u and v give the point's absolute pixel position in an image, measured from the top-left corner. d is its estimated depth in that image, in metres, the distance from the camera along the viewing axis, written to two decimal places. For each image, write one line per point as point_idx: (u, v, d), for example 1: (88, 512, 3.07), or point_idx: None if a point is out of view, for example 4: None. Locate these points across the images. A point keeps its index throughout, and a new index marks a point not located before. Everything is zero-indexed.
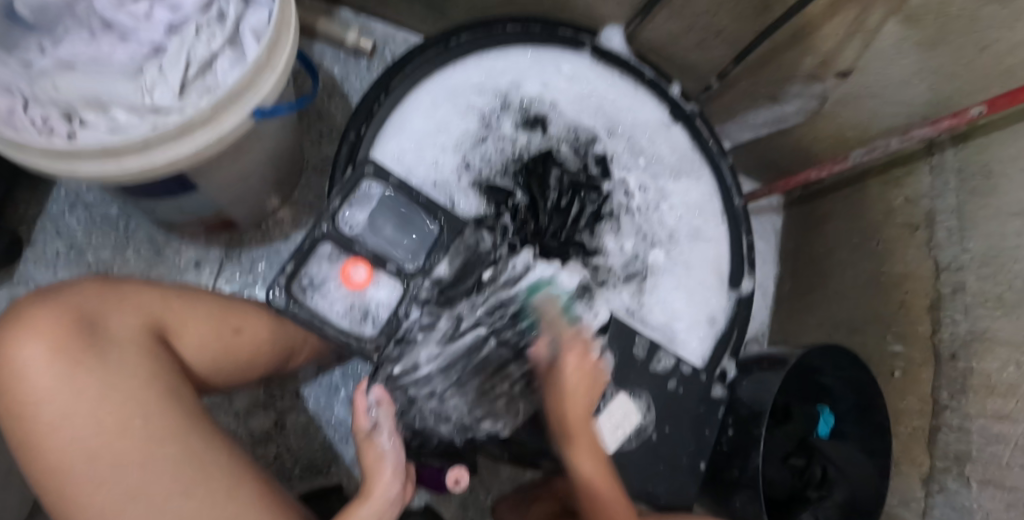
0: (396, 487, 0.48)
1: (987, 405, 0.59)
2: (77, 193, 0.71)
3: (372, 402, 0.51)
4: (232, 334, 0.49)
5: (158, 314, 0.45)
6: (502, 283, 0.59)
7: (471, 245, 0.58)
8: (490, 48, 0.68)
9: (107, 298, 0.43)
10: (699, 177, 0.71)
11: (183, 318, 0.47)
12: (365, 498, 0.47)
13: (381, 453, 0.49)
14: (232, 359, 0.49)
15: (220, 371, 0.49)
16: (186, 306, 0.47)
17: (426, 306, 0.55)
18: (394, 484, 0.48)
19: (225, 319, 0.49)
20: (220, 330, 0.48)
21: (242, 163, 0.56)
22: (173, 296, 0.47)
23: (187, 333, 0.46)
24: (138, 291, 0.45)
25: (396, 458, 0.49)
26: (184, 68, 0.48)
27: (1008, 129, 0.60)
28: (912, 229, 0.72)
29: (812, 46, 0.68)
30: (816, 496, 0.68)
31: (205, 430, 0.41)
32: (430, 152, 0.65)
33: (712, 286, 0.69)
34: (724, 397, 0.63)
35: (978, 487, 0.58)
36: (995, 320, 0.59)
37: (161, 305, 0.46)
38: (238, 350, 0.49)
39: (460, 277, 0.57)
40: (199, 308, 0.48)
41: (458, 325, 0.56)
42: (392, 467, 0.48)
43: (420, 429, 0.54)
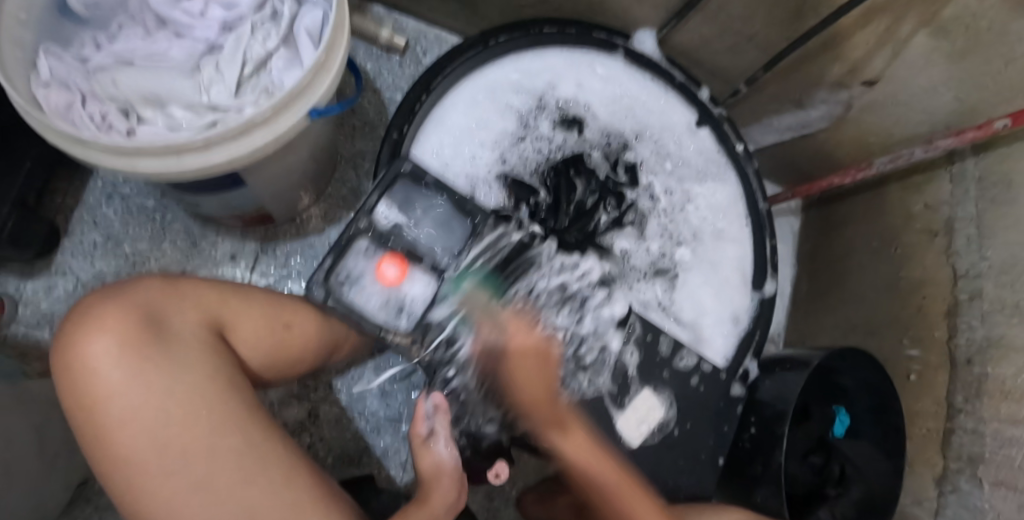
0: (454, 492, 0.51)
1: (1001, 409, 0.61)
2: (114, 185, 0.72)
3: (430, 408, 0.55)
4: (283, 330, 0.51)
5: (217, 310, 0.46)
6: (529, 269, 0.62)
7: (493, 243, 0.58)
8: (527, 49, 0.69)
9: (170, 294, 0.44)
10: (726, 179, 0.73)
11: (239, 314, 0.48)
12: (421, 505, 0.49)
13: (437, 460, 0.53)
14: (282, 354, 0.51)
15: (271, 367, 0.50)
16: (241, 303, 0.49)
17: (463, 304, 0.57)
18: (451, 491, 0.51)
19: (278, 314, 0.51)
20: (273, 327, 0.50)
21: (288, 161, 0.57)
22: (229, 294, 0.48)
23: (243, 328, 0.48)
24: (198, 287, 0.47)
25: (453, 463, 0.53)
26: (240, 66, 0.49)
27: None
28: (931, 235, 0.74)
29: (841, 55, 0.69)
30: (834, 493, 0.71)
31: (265, 424, 0.43)
32: (467, 149, 0.66)
33: (737, 286, 0.71)
34: (743, 394, 0.65)
35: (990, 487, 0.61)
36: (1011, 327, 0.61)
37: (220, 301, 0.47)
38: (288, 345, 0.51)
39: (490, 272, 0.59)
40: (253, 304, 0.50)
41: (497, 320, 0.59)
42: (450, 474, 0.52)
43: (472, 434, 0.59)
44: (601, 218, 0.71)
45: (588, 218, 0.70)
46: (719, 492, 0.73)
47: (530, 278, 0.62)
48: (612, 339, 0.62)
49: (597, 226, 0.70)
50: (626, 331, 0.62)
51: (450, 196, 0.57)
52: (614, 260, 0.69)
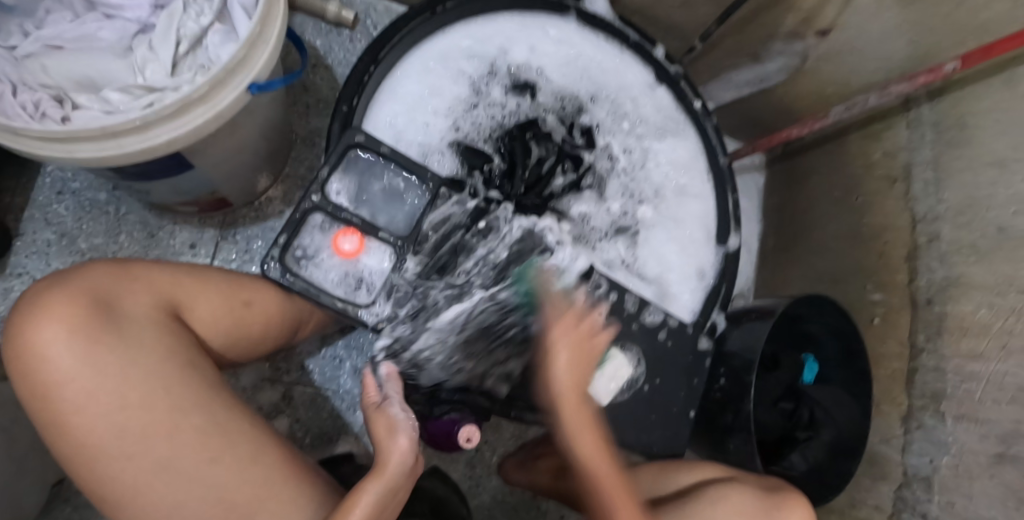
0: (411, 456, 0.47)
1: (961, 345, 0.63)
2: (64, 180, 0.70)
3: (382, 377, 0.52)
4: (243, 308, 0.50)
5: (170, 291, 0.45)
6: (485, 228, 0.60)
7: (445, 213, 0.58)
8: (478, 13, 0.67)
9: (120, 277, 0.43)
10: (685, 135, 0.73)
11: (194, 295, 0.47)
12: (376, 475, 0.45)
13: (390, 424, 0.48)
14: (244, 333, 0.50)
15: (232, 346, 0.50)
16: (195, 283, 0.48)
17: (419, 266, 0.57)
18: (407, 457, 0.47)
19: (235, 293, 0.50)
20: (230, 305, 0.49)
21: (236, 140, 0.56)
22: (182, 275, 0.47)
23: (199, 308, 0.47)
24: (149, 269, 0.45)
25: (408, 425, 0.48)
26: (174, 44, 0.48)
27: (983, 82, 0.63)
28: (891, 182, 0.75)
29: (794, 6, 0.69)
30: (804, 437, 0.73)
31: (227, 401, 0.43)
32: (421, 118, 0.65)
33: (700, 240, 0.71)
34: (711, 348, 0.66)
35: (953, 421, 0.63)
36: (968, 266, 0.63)
37: (172, 283, 0.46)
38: (249, 324, 0.50)
39: (440, 244, 0.58)
40: (210, 284, 0.49)
41: (456, 288, 0.58)
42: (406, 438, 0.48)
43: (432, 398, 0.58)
44: (557, 181, 0.71)
45: (543, 185, 0.70)
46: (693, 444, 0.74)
47: (487, 243, 0.60)
48: (577, 298, 0.61)
49: (552, 190, 0.70)
50: (592, 286, 0.61)
51: (404, 167, 0.57)
52: (572, 222, 0.69)
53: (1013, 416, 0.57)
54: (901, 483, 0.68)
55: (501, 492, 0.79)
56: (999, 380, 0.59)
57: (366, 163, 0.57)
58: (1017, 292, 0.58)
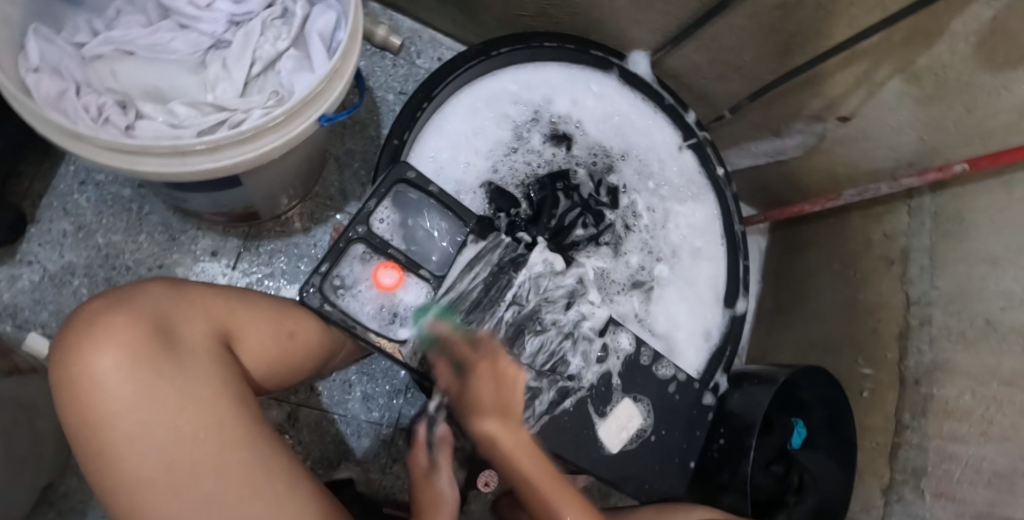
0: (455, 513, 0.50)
1: (943, 426, 0.67)
2: (88, 170, 0.68)
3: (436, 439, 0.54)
4: (288, 338, 0.50)
5: (223, 319, 0.45)
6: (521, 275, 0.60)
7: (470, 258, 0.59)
8: (527, 62, 0.70)
9: (177, 302, 0.43)
10: (705, 200, 0.76)
11: (244, 323, 0.47)
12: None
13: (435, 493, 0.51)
14: (286, 364, 0.50)
15: (272, 376, 0.49)
16: (246, 310, 0.48)
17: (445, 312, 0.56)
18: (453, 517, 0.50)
19: (282, 323, 0.50)
20: (277, 334, 0.49)
21: (287, 163, 0.55)
22: (235, 302, 0.47)
23: (248, 337, 0.47)
24: (203, 295, 0.45)
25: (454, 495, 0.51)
26: (248, 65, 0.48)
27: (982, 185, 0.68)
28: (888, 263, 0.80)
29: (820, 91, 0.73)
30: (793, 501, 0.76)
31: (272, 440, 0.41)
32: (462, 155, 0.67)
33: (710, 302, 0.74)
34: (714, 403, 0.69)
35: (931, 498, 0.67)
36: (956, 353, 0.68)
37: (225, 310, 0.46)
38: (291, 354, 0.50)
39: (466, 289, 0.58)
40: (258, 311, 0.49)
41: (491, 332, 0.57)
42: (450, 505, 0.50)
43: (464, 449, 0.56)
44: (577, 232, 0.72)
45: (566, 234, 0.71)
46: None
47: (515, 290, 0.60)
48: (593, 349, 0.63)
49: (574, 240, 0.71)
50: (605, 339, 0.64)
51: (450, 209, 0.59)
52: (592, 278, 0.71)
53: (987, 498, 0.61)
54: None
55: None
56: (976, 463, 0.63)
57: (409, 197, 0.59)
58: (999, 383, 0.63)
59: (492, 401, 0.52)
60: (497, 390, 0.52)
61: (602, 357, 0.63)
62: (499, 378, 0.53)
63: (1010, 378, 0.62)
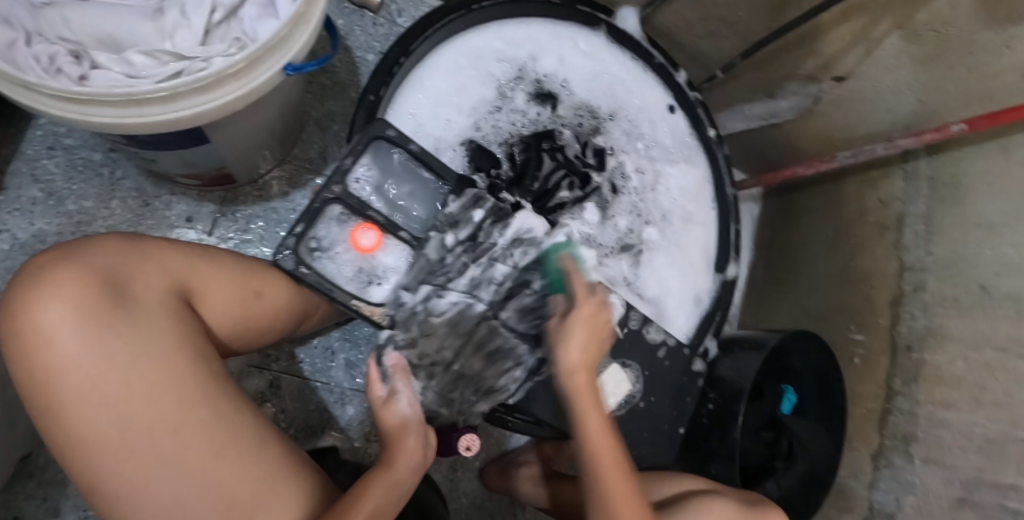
0: (418, 453, 0.50)
1: (935, 393, 0.67)
2: (57, 134, 0.66)
3: (387, 370, 0.53)
4: (254, 299, 0.48)
5: (183, 277, 0.44)
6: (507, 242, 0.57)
7: (449, 217, 0.55)
8: (513, 17, 0.67)
9: (134, 257, 0.42)
10: (695, 162, 0.74)
11: (207, 282, 0.45)
12: (385, 469, 0.48)
13: (399, 420, 0.51)
14: (254, 324, 0.49)
15: (238, 336, 0.48)
16: (210, 269, 0.46)
17: (420, 280, 0.54)
18: (415, 452, 0.50)
19: (249, 283, 0.48)
20: (243, 294, 0.47)
21: (254, 120, 0.53)
22: (197, 259, 0.46)
23: (211, 295, 0.45)
24: (163, 250, 0.44)
25: (415, 420, 0.52)
26: (209, 12, 0.47)
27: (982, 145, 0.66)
28: (883, 229, 0.79)
29: (816, 49, 0.70)
30: (782, 466, 0.75)
31: (236, 402, 0.41)
32: (445, 114, 0.65)
33: (699, 265, 0.74)
34: (703, 369, 0.68)
35: (921, 463, 0.67)
36: (949, 318, 0.67)
37: (186, 267, 0.44)
38: (258, 315, 0.48)
39: (444, 254, 0.55)
40: (223, 270, 0.47)
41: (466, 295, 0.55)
42: (412, 435, 0.51)
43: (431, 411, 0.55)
44: (562, 195, 0.70)
45: (549, 197, 0.69)
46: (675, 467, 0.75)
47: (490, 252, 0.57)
48: None
49: (558, 203, 0.69)
50: None
51: (429, 168, 0.56)
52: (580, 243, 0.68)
53: (978, 464, 0.61)
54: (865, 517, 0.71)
55: (480, 497, 0.79)
56: (968, 429, 0.63)
57: (390, 157, 0.55)
58: (993, 349, 0.62)
59: (573, 352, 0.52)
60: (591, 341, 0.53)
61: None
62: (593, 319, 0.54)
63: (1004, 343, 0.61)
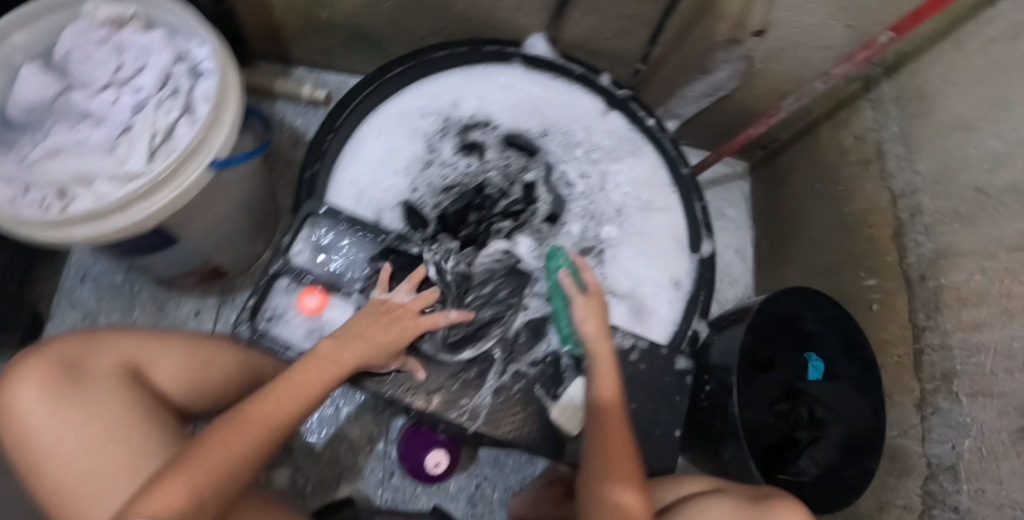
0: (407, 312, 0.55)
1: (962, 316, 0.59)
2: (87, 267, 0.79)
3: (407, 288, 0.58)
4: (203, 365, 0.54)
5: (133, 354, 0.51)
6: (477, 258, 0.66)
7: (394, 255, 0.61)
8: (426, 76, 0.73)
9: (86, 344, 0.49)
10: (642, 153, 0.75)
11: (156, 356, 0.52)
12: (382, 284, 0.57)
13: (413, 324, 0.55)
14: (208, 387, 0.54)
15: (199, 399, 0.54)
16: (159, 343, 0.53)
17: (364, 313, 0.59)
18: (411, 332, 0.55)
19: (197, 352, 0.54)
20: (192, 362, 0.53)
21: (213, 214, 0.62)
22: (146, 340, 0.52)
23: (160, 367, 0.52)
24: (116, 335, 0.51)
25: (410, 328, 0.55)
26: (150, 138, 0.56)
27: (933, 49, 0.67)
28: (865, 164, 0.75)
29: (720, 14, 0.70)
30: (807, 439, 0.67)
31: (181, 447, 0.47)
32: (383, 176, 0.70)
33: (671, 251, 0.72)
34: (689, 367, 0.62)
35: (968, 400, 0.58)
36: (954, 234, 0.61)
37: (134, 346, 0.51)
38: (210, 379, 0.54)
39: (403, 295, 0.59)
40: (172, 343, 0.53)
41: None
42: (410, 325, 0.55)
43: None
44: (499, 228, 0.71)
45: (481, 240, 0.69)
46: (688, 452, 0.71)
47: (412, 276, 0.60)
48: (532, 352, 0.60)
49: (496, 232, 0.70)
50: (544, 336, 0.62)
51: (363, 228, 0.60)
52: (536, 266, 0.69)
53: None
54: (927, 476, 0.61)
55: None
56: (1007, 346, 0.55)
57: (326, 230, 0.60)
58: (1008, 251, 0.56)
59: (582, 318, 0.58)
60: (599, 313, 0.58)
61: (530, 347, 0.61)
62: (600, 307, 0.59)
63: (1016, 242, 0.55)
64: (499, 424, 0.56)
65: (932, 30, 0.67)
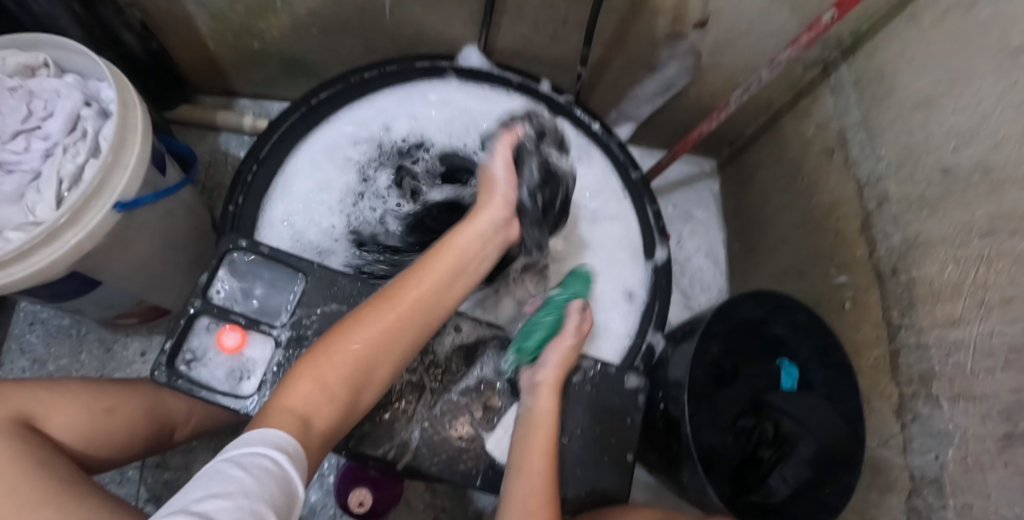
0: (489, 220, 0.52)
1: (937, 312, 0.54)
2: (33, 312, 0.78)
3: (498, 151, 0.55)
4: (104, 415, 0.52)
5: (28, 407, 0.48)
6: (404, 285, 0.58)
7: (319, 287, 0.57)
8: (357, 100, 0.70)
9: None
10: (588, 159, 0.72)
11: (53, 407, 0.49)
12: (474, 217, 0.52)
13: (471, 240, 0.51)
14: (111, 438, 0.52)
15: (102, 452, 0.51)
16: (54, 394, 0.50)
17: (281, 349, 0.55)
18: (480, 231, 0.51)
19: (96, 402, 0.52)
20: (91, 412, 0.51)
21: (133, 253, 0.60)
22: (43, 391, 0.50)
23: (58, 418, 0.49)
24: (10, 388, 0.48)
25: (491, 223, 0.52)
26: (56, 184, 0.55)
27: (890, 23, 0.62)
28: (830, 153, 0.70)
29: (656, 8, 0.67)
30: (773, 457, 0.60)
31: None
32: (316, 210, 0.68)
33: (625, 260, 0.69)
34: (642, 384, 0.58)
35: (949, 404, 0.52)
36: (923, 222, 0.56)
37: (30, 398, 0.49)
38: (113, 429, 0.52)
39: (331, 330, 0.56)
40: (70, 394, 0.51)
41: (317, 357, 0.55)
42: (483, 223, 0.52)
43: None
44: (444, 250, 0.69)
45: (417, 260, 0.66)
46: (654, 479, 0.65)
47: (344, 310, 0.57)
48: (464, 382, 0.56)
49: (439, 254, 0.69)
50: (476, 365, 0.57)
51: (280, 260, 0.58)
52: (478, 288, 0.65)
53: (1013, 383, 0.47)
54: (910, 491, 0.55)
55: None
56: (986, 343, 0.49)
57: (250, 265, 0.58)
58: (980, 236, 0.51)
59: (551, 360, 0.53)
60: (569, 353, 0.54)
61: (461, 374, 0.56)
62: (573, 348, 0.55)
63: (987, 226, 0.50)
64: (427, 459, 0.52)
65: (885, 5, 0.62)
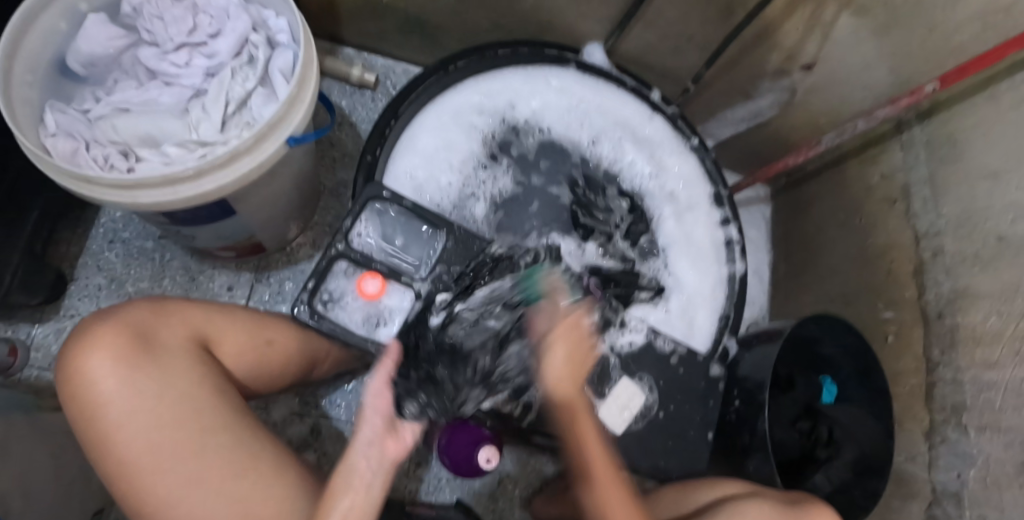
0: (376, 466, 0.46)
1: (976, 354, 0.63)
2: (116, 230, 0.79)
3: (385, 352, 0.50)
4: (265, 346, 0.55)
5: (201, 328, 0.51)
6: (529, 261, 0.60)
7: (456, 247, 0.60)
8: (486, 71, 0.73)
9: (157, 315, 0.49)
10: (684, 162, 0.77)
11: (223, 331, 0.53)
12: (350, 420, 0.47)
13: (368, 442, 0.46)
14: (263, 367, 0.55)
15: (254, 379, 0.55)
16: (223, 318, 0.53)
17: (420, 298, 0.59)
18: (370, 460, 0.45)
19: (259, 333, 0.55)
20: (255, 343, 0.54)
21: (271, 191, 0.62)
22: (213, 314, 0.53)
23: (225, 343, 0.52)
24: (184, 307, 0.51)
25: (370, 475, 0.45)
26: (224, 106, 0.56)
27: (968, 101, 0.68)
28: (891, 203, 0.79)
29: (775, 43, 0.74)
30: (825, 456, 0.72)
31: (236, 421, 0.47)
32: (439, 168, 0.71)
33: (710, 258, 0.75)
34: (722, 374, 0.68)
35: (976, 432, 0.62)
36: (973, 277, 0.64)
37: (204, 320, 0.51)
38: (270, 360, 0.55)
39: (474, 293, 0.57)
40: (234, 320, 0.54)
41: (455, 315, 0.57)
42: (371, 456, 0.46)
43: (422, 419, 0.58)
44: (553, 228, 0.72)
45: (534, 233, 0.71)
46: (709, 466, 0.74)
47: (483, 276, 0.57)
48: None
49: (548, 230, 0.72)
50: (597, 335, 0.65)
51: (422, 218, 0.61)
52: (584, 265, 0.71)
53: None
54: (932, 500, 0.66)
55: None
56: (1017, 386, 0.58)
57: (389, 215, 0.61)
58: None
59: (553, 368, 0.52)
60: (572, 350, 0.53)
61: None
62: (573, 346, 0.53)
63: None
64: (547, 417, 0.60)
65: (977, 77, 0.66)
